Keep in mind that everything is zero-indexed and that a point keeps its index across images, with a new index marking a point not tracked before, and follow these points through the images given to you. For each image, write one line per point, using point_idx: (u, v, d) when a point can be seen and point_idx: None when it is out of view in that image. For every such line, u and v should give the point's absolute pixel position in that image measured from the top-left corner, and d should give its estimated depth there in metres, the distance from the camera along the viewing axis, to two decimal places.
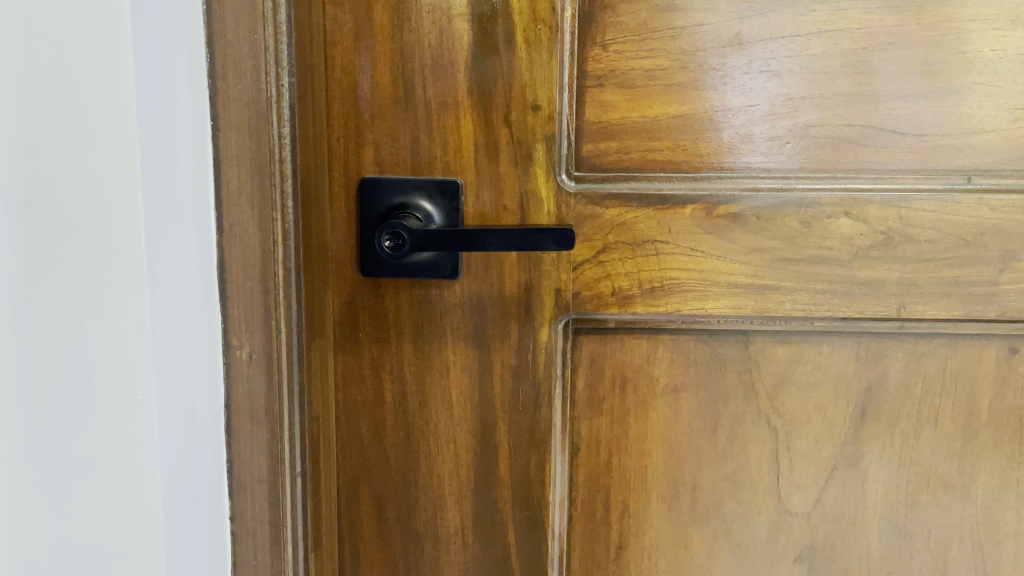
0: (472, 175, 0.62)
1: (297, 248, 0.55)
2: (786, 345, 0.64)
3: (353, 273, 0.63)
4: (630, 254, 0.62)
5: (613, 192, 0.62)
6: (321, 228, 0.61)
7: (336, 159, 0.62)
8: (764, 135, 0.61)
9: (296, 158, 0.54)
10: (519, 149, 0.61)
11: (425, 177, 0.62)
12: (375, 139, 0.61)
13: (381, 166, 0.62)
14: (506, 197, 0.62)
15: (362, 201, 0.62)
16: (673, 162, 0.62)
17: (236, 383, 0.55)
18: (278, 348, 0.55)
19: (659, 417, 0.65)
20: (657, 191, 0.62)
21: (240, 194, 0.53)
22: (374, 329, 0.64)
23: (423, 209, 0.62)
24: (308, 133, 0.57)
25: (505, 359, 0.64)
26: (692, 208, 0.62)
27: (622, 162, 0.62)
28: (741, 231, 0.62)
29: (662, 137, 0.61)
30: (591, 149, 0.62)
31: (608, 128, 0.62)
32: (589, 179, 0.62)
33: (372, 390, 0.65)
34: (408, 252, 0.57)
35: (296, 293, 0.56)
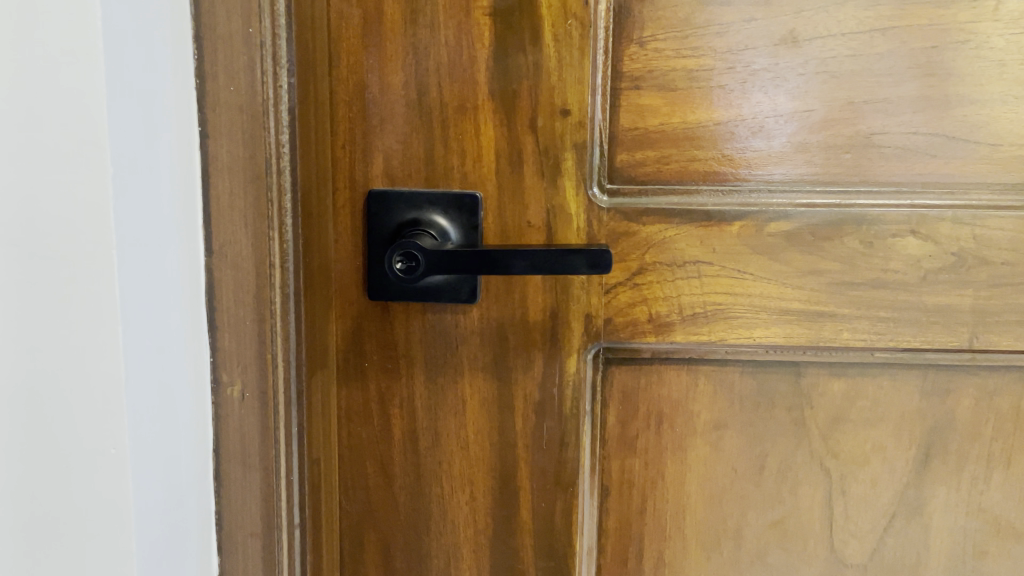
0: (493, 188, 0.55)
1: (296, 273, 0.49)
2: (842, 378, 0.57)
3: (359, 296, 0.57)
4: (670, 277, 0.56)
5: (650, 208, 0.55)
6: (324, 247, 0.54)
7: (341, 169, 0.55)
8: (820, 143, 0.55)
9: (296, 171, 0.48)
10: (546, 158, 0.55)
11: (441, 191, 0.55)
12: (384, 146, 0.55)
13: (391, 177, 0.55)
14: (530, 213, 0.56)
15: (370, 216, 0.55)
16: (718, 174, 0.55)
17: (227, 423, 0.49)
18: (274, 386, 0.49)
19: (699, 457, 0.59)
20: (700, 206, 0.55)
21: (232, 211, 0.46)
22: (382, 358, 0.57)
23: (437, 226, 0.55)
24: (310, 141, 0.50)
25: (527, 392, 0.58)
26: (738, 226, 0.55)
27: (662, 174, 0.55)
28: (794, 252, 0.55)
29: (706, 145, 0.55)
30: (626, 159, 0.55)
31: (644, 135, 0.55)
32: (624, 192, 0.55)
33: (379, 426, 0.58)
34: (422, 275, 0.50)
35: (296, 324, 0.49)
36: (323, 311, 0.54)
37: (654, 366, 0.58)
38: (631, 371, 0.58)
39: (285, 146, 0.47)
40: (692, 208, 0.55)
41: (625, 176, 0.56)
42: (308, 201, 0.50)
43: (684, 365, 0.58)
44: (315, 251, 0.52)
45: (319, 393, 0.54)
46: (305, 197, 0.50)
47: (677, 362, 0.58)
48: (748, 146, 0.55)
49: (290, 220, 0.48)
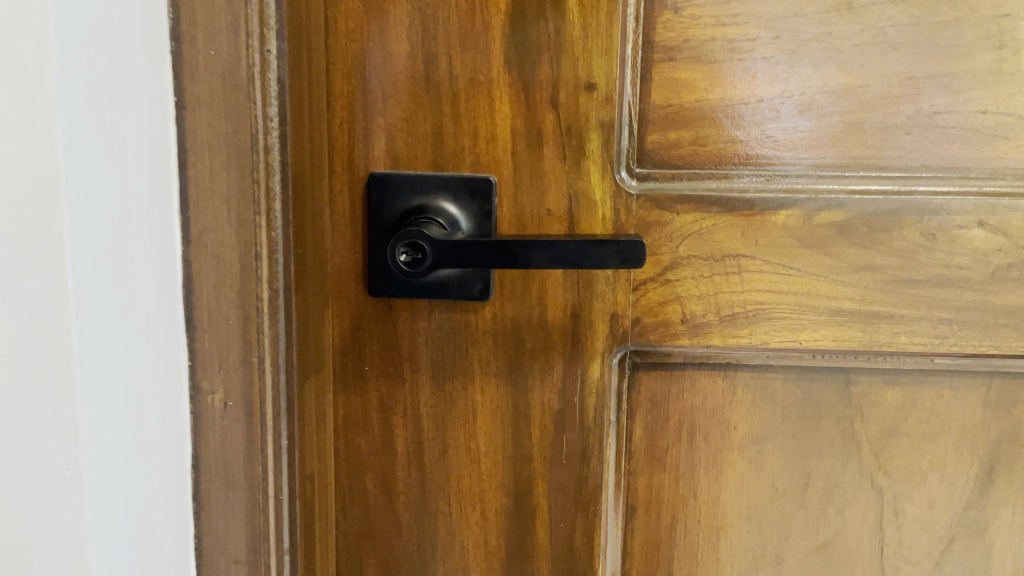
0: (508, 172, 0.49)
1: (287, 267, 0.42)
2: (897, 387, 0.51)
3: (359, 292, 0.51)
4: (706, 272, 0.50)
5: (685, 195, 0.49)
6: (320, 237, 0.48)
7: (339, 150, 0.49)
8: (877, 123, 0.48)
9: (287, 149, 0.41)
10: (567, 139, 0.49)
11: (451, 174, 0.49)
12: (387, 124, 0.49)
13: (394, 158, 0.50)
14: (550, 200, 0.50)
15: (371, 202, 0.50)
16: (761, 157, 0.49)
17: (206, 436, 0.43)
18: (262, 395, 0.43)
19: (736, 473, 0.53)
20: (741, 194, 0.49)
21: (213, 194, 0.41)
22: (385, 361, 0.52)
23: (446, 214, 0.49)
24: (303, 117, 0.44)
25: (546, 400, 0.52)
26: (784, 215, 0.49)
27: (698, 157, 0.49)
28: (846, 245, 0.49)
29: (747, 125, 0.49)
30: (657, 140, 0.49)
31: (678, 114, 0.49)
32: (655, 178, 0.50)
33: (381, 438, 0.52)
34: (429, 269, 0.44)
35: (286, 325, 0.43)
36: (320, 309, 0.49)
37: (687, 372, 0.52)
38: (661, 377, 0.52)
39: (273, 119, 0.40)
40: (732, 195, 0.49)
41: (656, 159, 0.50)
42: (301, 184, 0.45)
43: (720, 370, 0.52)
44: (309, 241, 0.46)
45: (314, 401, 0.48)
46: (298, 181, 0.44)
47: (713, 368, 0.52)
48: (795, 125, 0.49)
49: (280, 206, 0.41)
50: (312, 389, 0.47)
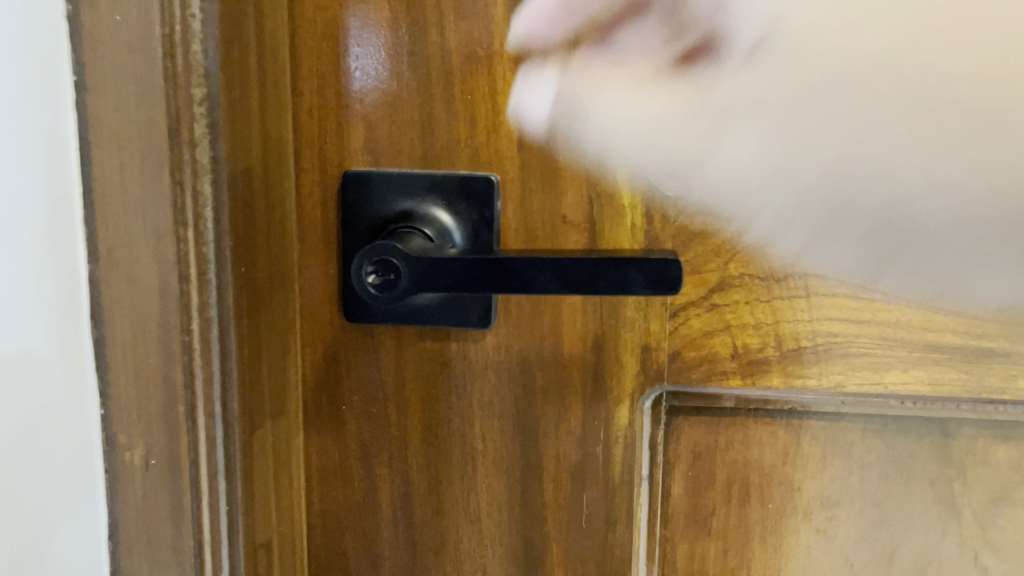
0: (515, 169, 0.40)
1: (221, 291, 0.33)
2: (1010, 443, 0.40)
3: (334, 316, 0.42)
4: (764, 296, 0.39)
5: (725, 206, 0.39)
6: (286, 250, 0.40)
7: (307, 142, 0.40)
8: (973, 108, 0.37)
9: (220, 142, 0.32)
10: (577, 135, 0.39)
11: (443, 173, 0.40)
12: (365, 111, 0.40)
13: (375, 152, 0.40)
14: (566, 202, 0.40)
15: (347, 207, 0.40)
16: (813, 155, 0.38)
17: (125, 502, 0.34)
18: (193, 453, 0.34)
19: (801, 544, 0.43)
20: (792, 203, 0.38)
21: (123, 197, 0.32)
22: (367, 399, 0.42)
23: (437, 222, 0.40)
24: (253, 102, 0.35)
25: (562, 452, 0.42)
26: (852, 233, 0.38)
27: (727, 155, 0.38)
28: (926, 266, 0.38)
29: (796, 116, 0.37)
30: (676, 130, 0.38)
31: (699, 97, 0.38)
32: (685, 186, 0.39)
33: (362, 491, 0.43)
34: (404, 293, 0.35)
35: (228, 365, 0.34)
36: (286, 337, 0.40)
37: (740, 419, 0.42)
38: (706, 424, 0.42)
39: (199, 103, 0.32)
40: (783, 207, 0.38)
41: (676, 156, 0.38)
42: (251, 186, 0.36)
43: (781, 417, 0.41)
44: (264, 258, 0.37)
45: (274, 452, 0.39)
46: (243, 184, 0.35)
47: (771, 414, 0.41)
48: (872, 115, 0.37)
49: (211, 212, 0.32)
50: (271, 438, 0.39)
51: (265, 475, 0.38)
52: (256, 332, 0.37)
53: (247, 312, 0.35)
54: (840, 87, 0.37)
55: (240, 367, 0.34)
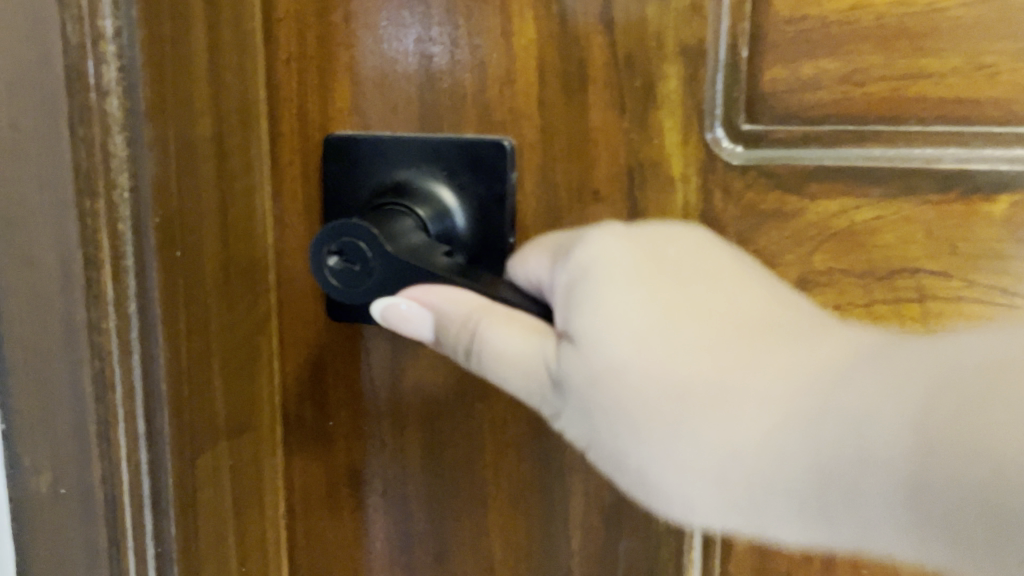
0: (534, 132, 0.31)
1: (140, 283, 0.26)
2: None
3: (316, 313, 0.34)
4: (861, 300, 0.29)
5: (807, 179, 0.29)
6: (252, 231, 0.31)
7: (285, 100, 0.33)
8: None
9: (139, 91, 0.25)
10: (508, 360, 0.25)
11: (443, 138, 0.32)
12: (355, 62, 0.32)
13: (365, 113, 0.33)
14: (493, 326, 0.25)
15: (331, 180, 0.33)
16: (769, 364, 0.21)
17: (37, 532, 0.28)
18: (108, 485, 0.27)
19: None
20: (662, 475, 0.22)
21: (18, 159, 0.25)
22: (358, 413, 0.35)
23: (436, 200, 0.32)
24: (201, 42, 0.27)
25: (593, 491, 0.33)
26: (829, 530, 0.20)
27: (651, 307, 0.23)
28: (941, 527, 0.18)
29: (764, 384, 0.21)
30: (597, 275, 0.24)
31: (616, 323, 0.22)
32: (563, 423, 0.24)
33: (355, 524, 0.36)
34: (371, 286, 0.27)
35: (146, 377, 0.26)
36: (257, 341, 0.32)
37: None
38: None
39: (110, 38, 0.24)
40: (663, 470, 0.22)
41: (583, 294, 0.24)
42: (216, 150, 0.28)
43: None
44: (235, 238, 0.30)
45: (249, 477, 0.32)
46: (187, 146, 0.27)
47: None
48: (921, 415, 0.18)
49: (126, 182, 0.25)
50: (238, 464, 0.31)
51: (223, 518, 0.30)
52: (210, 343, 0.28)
53: (187, 309, 0.27)
54: (803, 363, 0.20)
55: (172, 381, 0.27)
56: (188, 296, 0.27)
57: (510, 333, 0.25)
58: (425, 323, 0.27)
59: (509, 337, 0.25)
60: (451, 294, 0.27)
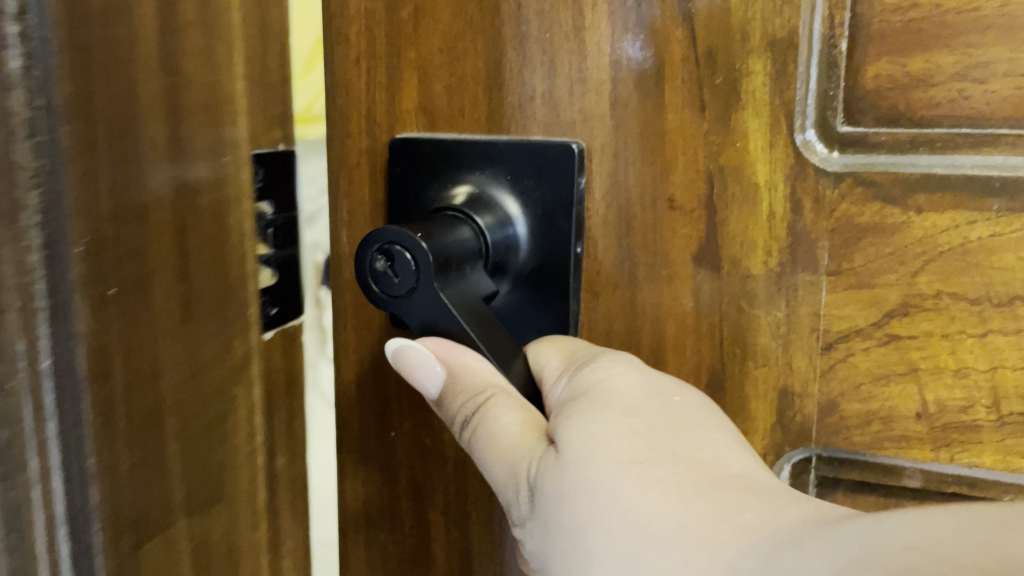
0: (605, 134, 0.29)
1: (60, 331, 0.18)
2: None
3: (376, 321, 0.33)
4: (975, 328, 0.25)
5: (914, 189, 0.26)
6: (224, 252, 0.24)
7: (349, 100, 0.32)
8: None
9: (56, 82, 0.17)
10: (498, 443, 0.24)
11: (509, 140, 0.30)
12: (419, 60, 0.30)
13: (428, 113, 0.31)
14: (499, 410, 0.25)
15: (394, 183, 0.31)
16: (730, 511, 0.19)
17: None
18: None
19: None
20: None
21: None
22: (416, 428, 0.34)
23: (497, 207, 0.30)
24: (147, 10, 0.20)
25: None
26: None
27: (629, 436, 0.22)
28: None
29: (719, 529, 0.18)
30: (597, 395, 0.23)
31: (594, 445, 0.21)
32: (529, 537, 0.23)
33: (411, 542, 0.34)
34: (414, 302, 0.25)
35: (67, 470, 0.18)
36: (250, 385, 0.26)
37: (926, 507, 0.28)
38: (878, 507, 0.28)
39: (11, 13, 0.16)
40: None
41: (578, 411, 0.23)
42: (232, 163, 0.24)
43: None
44: (201, 258, 0.23)
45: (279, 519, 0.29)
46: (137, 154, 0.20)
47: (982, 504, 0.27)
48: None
49: (36, 198, 0.17)
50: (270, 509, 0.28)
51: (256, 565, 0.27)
52: (176, 396, 0.22)
53: (124, 363, 0.19)
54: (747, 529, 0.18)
55: (130, 457, 0.20)
56: (149, 340, 0.20)
57: (512, 423, 0.24)
58: (434, 377, 0.26)
59: (504, 428, 0.24)
60: (470, 362, 0.26)
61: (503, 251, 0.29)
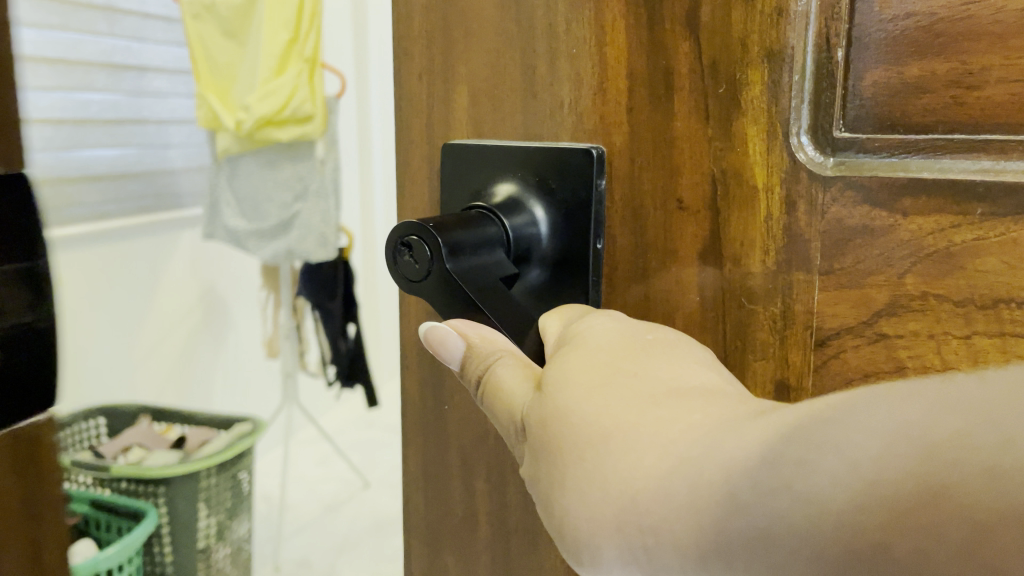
0: (621, 139, 0.30)
1: None
2: None
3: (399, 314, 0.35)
4: (961, 330, 0.25)
5: (900, 193, 0.26)
6: None
7: (413, 110, 0.35)
8: (963, 444, 0.14)
9: None
10: (502, 397, 0.26)
11: (538, 145, 0.32)
12: (465, 74, 0.33)
13: (478, 122, 0.33)
14: (505, 366, 0.26)
15: (447, 182, 0.34)
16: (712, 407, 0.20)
17: None
18: None
19: None
20: (610, 507, 0.20)
21: None
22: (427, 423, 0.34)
23: (524, 206, 0.32)
24: None
25: None
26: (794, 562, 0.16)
27: (614, 363, 0.24)
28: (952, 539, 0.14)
29: (703, 418, 0.20)
30: (582, 342, 0.25)
31: (583, 373, 0.23)
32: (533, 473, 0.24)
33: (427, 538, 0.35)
34: (429, 283, 0.30)
35: None
36: None
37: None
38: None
39: None
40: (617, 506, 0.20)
41: (566, 354, 0.25)
42: None
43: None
44: None
45: None
46: None
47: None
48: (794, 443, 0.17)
49: None
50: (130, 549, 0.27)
51: None
52: None
53: None
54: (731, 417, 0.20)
55: None
56: None
57: (512, 374, 0.26)
58: (456, 351, 0.28)
59: (508, 377, 0.26)
60: (487, 335, 0.28)
61: (524, 244, 0.32)
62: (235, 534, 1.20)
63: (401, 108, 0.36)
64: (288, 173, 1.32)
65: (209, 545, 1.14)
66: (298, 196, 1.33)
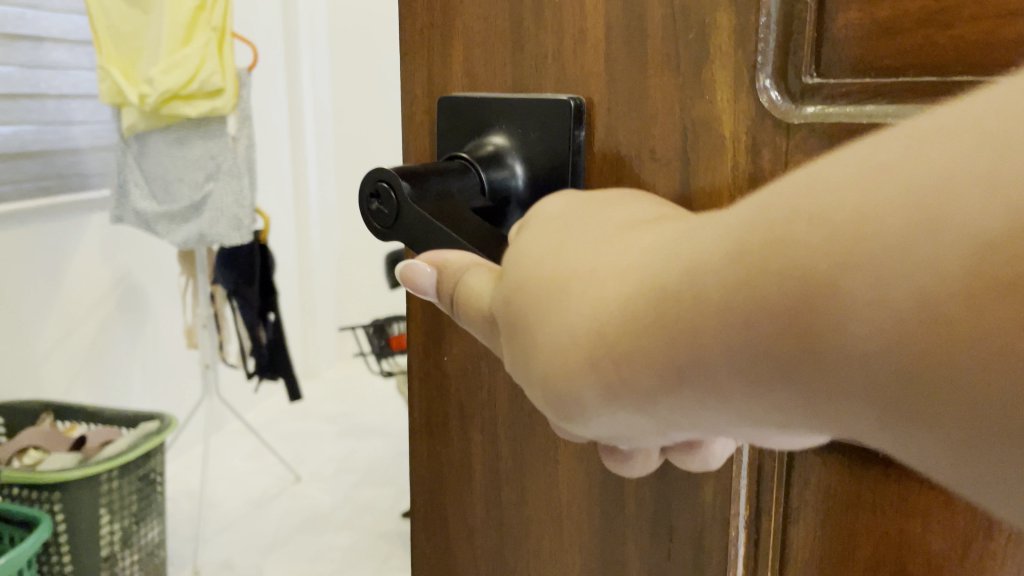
0: (600, 89, 0.31)
1: None
2: None
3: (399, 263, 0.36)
4: None
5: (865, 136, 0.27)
6: None
7: (410, 63, 0.36)
8: (878, 247, 0.15)
9: None
10: (471, 306, 0.27)
11: (522, 98, 0.33)
12: (457, 28, 0.34)
13: (471, 74, 0.34)
14: (473, 275, 0.28)
15: (440, 136, 0.35)
16: (649, 239, 0.22)
17: None
18: None
19: None
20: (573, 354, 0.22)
21: None
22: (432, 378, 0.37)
23: (503, 157, 0.33)
24: None
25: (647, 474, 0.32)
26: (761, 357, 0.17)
27: (559, 234, 0.25)
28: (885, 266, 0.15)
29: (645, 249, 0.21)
30: (530, 224, 0.27)
31: (534, 249, 0.25)
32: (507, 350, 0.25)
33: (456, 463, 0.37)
34: (397, 229, 0.31)
35: None
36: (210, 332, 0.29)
37: (891, 471, 0.28)
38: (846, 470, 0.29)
39: None
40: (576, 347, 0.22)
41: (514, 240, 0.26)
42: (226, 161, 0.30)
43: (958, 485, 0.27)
44: None
45: None
46: None
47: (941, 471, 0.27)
48: (721, 278, 0.18)
49: None
50: None
51: None
52: None
53: None
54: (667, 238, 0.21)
55: None
56: None
57: (480, 280, 0.27)
58: (427, 279, 0.29)
59: (475, 283, 0.27)
60: (452, 256, 0.29)
61: (501, 195, 0.33)
62: (145, 538, 1.14)
63: (402, 64, 0.36)
64: (200, 151, 1.28)
65: (113, 553, 1.08)
66: (209, 176, 1.29)
